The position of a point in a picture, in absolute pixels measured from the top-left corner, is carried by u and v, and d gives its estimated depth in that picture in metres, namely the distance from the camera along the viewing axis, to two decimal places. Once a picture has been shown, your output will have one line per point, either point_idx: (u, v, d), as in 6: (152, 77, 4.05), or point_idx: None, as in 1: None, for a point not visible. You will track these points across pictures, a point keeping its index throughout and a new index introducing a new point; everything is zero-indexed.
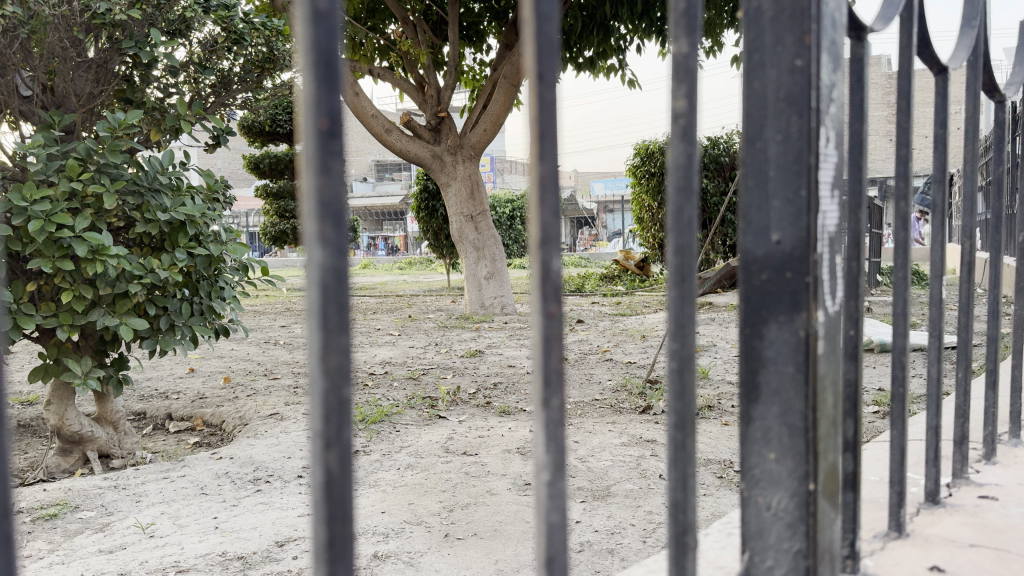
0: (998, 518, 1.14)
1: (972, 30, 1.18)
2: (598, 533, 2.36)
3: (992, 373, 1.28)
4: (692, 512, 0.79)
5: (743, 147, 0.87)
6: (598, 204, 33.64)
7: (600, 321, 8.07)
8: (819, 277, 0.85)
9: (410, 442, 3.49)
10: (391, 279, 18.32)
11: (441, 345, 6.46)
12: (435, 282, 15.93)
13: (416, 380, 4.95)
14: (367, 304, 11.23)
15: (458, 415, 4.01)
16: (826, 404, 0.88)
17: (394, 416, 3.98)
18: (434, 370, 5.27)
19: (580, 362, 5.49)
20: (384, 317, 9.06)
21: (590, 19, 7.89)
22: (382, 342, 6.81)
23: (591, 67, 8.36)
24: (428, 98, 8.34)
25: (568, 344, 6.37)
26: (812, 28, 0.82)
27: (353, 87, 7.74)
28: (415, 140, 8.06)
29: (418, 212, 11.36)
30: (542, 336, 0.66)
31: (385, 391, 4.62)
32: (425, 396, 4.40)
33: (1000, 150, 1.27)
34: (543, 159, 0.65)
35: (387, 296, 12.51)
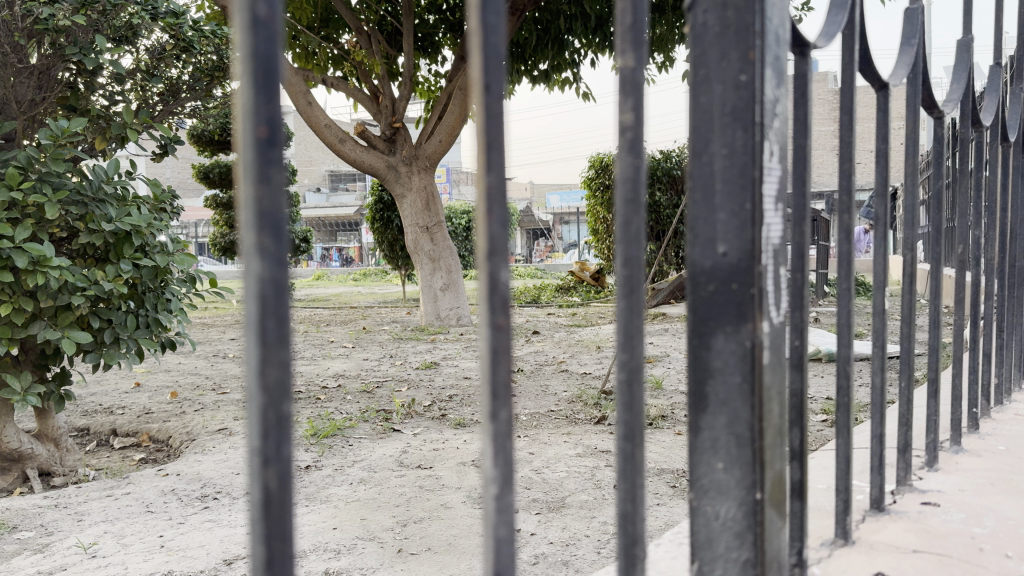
0: (940, 524, 1.16)
1: (911, 48, 1.21)
2: (553, 545, 2.36)
3: (933, 382, 1.31)
4: (640, 523, 0.79)
5: (691, 161, 0.88)
6: (555, 215, 33.78)
7: (556, 332, 8.09)
8: (763, 289, 0.86)
9: (363, 457, 3.45)
10: (344, 291, 18.11)
11: (396, 357, 6.41)
12: (390, 294, 15.81)
13: (370, 393, 4.90)
14: (320, 315, 11.09)
15: (413, 428, 3.98)
16: (772, 413, 0.89)
17: (347, 430, 3.94)
18: (388, 382, 5.22)
19: (535, 373, 5.50)
20: (336, 329, 8.93)
21: (545, 32, 7.96)
22: (335, 354, 6.75)
23: (545, 80, 8.39)
24: (383, 108, 8.30)
25: (524, 355, 6.38)
26: (755, 45, 0.84)
27: (306, 96, 7.70)
28: (370, 151, 7.99)
29: (373, 224, 11.29)
30: (489, 349, 0.66)
31: (338, 405, 4.57)
32: (380, 409, 4.37)
33: (939, 164, 1.31)
34: (489, 171, 0.65)
35: (339, 308, 12.37)
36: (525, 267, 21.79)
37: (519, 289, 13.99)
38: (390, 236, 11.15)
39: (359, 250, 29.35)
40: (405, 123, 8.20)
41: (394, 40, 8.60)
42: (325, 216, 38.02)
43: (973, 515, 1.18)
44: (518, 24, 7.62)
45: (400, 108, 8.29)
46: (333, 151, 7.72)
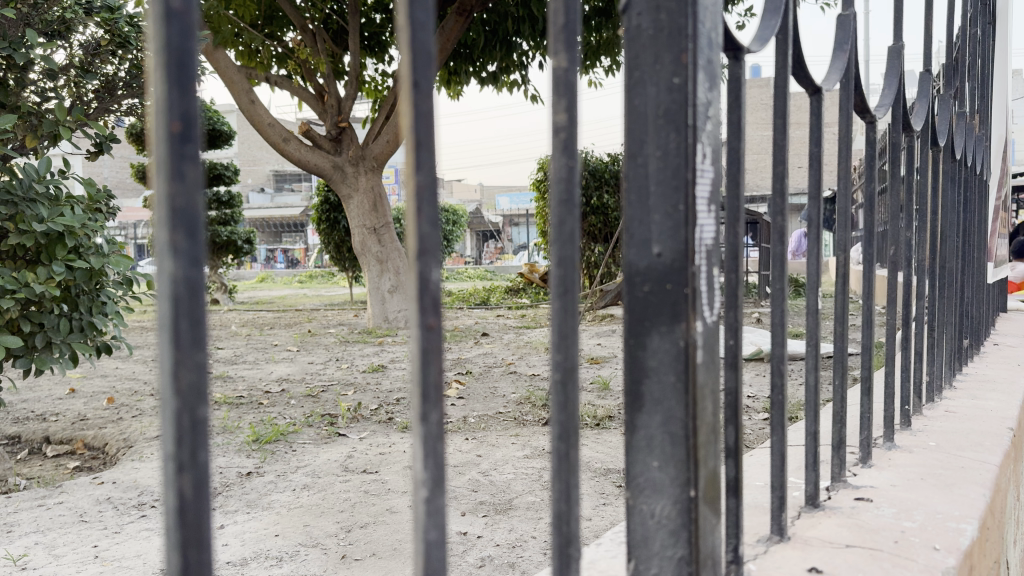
0: (873, 518, 1.18)
1: (844, 53, 1.24)
2: (499, 547, 2.35)
3: (867, 380, 1.33)
4: (574, 523, 0.79)
5: (626, 162, 0.89)
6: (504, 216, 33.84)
7: (505, 334, 8.10)
8: (697, 289, 0.87)
9: (307, 462, 3.39)
10: (290, 293, 17.86)
11: (342, 361, 6.35)
12: (337, 297, 15.65)
13: (315, 398, 4.83)
14: (265, 318, 10.90)
15: (359, 432, 3.94)
16: (706, 411, 0.90)
17: (291, 435, 3.88)
18: (334, 387, 5.16)
19: (484, 375, 5.49)
20: (282, 333, 8.79)
21: (493, 34, 7.96)
22: (279, 358, 6.65)
23: (493, 82, 8.40)
24: (328, 107, 8.25)
25: (473, 358, 6.37)
26: (688, 47, 0.85)
27: (249, 94, 7.62)
28: (315, 151, 7.89)
29: (320, 225, 11.17)
30: (420, 350, 0.65)
31: (282, 410, 4.50)
32: (324, 413, 4.31)
33: (872, 167, 1.34)
34: (419, 170, 0.64)
35: (285, 311, 12.18)
36: (473, 270, 21.78)
37: (469, 291, 13.97)
38: (337, 237, 11.04)
39: (306, 252, 28.95)
40: (351, 123, 8.13)
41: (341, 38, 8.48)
42: (272, 216, 37.42)
43: (904, 510, 1.21)
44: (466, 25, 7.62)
45: (346, 108, 8.22)
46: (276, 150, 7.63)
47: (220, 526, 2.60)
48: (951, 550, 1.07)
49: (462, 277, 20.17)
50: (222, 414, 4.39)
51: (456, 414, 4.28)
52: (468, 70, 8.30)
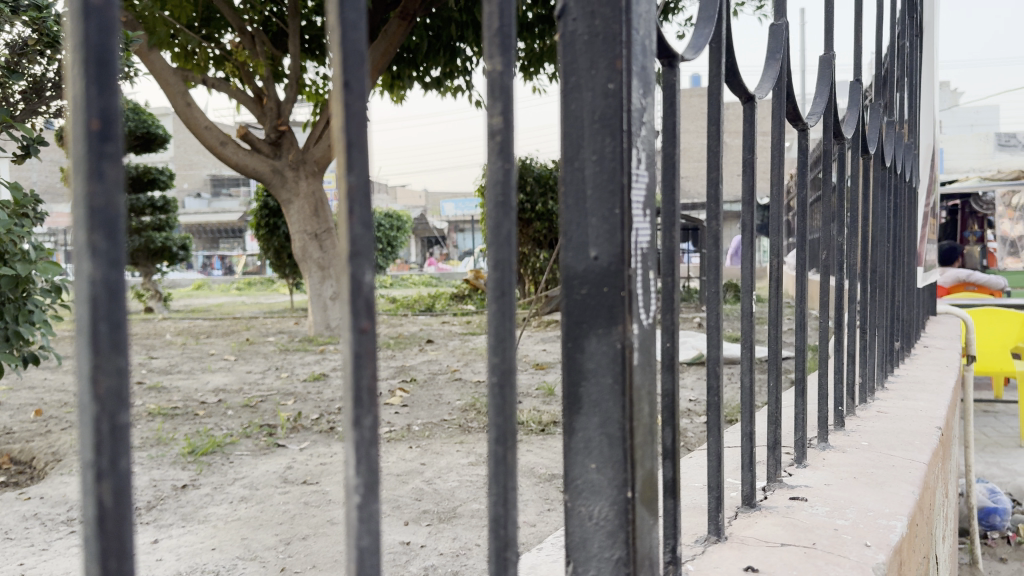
0: (806, 517, 1.20)
1: (776, 61, 1.27)
2: (443, 556, 2.34)
3: (801, 381, 1.36)
4: (512, 526, 0.79)
5: (564, 166, 0.90)
6: (449, 222, 33.85)
7: (449, 341, 8.08)
8: (633, 292, 0.88)
9: (244, 474, 3.32)
10: (228, 301, 17.48)
11: (282, 370, 6.24)
12: (277, 304, 15.42)
13: (253, 408, 4.74)
14: (201, 327, 10.63)
15: (298, 442, 3.87)
16: (643, 413, 0.91)
17: (228, 446, 3.79)
18: (273, 396, 5.07)
19: (428, 383, 5.47)
20: (218, 342, 8.58)
21: (436, 39, 7.93)
22: (216, 367, 6.50)
23: (436, 86, 8.39)
24: (267, 110, 8.04)
25: (417, 365, 6.34)
26: (622, 53, 0.86)
27: (185, 97, 7.44)
28: (253, 155, 7.77)
29: (259, 231, 10.99)
30: (353, 354, 0.64)
31: (218, 421, 4.40)
32: (263, 424, 4.23)
33: (803, 173, 1.37)
34: (350, 171, 0.63)
35: (222, 319, 11.89)
36: (417, 277, 21.75)
37: (413, 298, 13.92)
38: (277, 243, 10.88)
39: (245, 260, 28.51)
40: (291, 126, 8.00)
41: (280, 41, 8.37)
42: (210, 223, 36.58)
43: (836, 508, 1.24)
44: (408, 30, 7.56)
45: (286, 110, 7.95)
46: (213, 154, 7.56)
47: (154, 540, 2.52)
48: (881, 546, 1.10)
49: (405, 284, 20.12)
50: (155, 427, 4.26)
51: (399, 423, 4.24)
52: (411, 75, 8.31)
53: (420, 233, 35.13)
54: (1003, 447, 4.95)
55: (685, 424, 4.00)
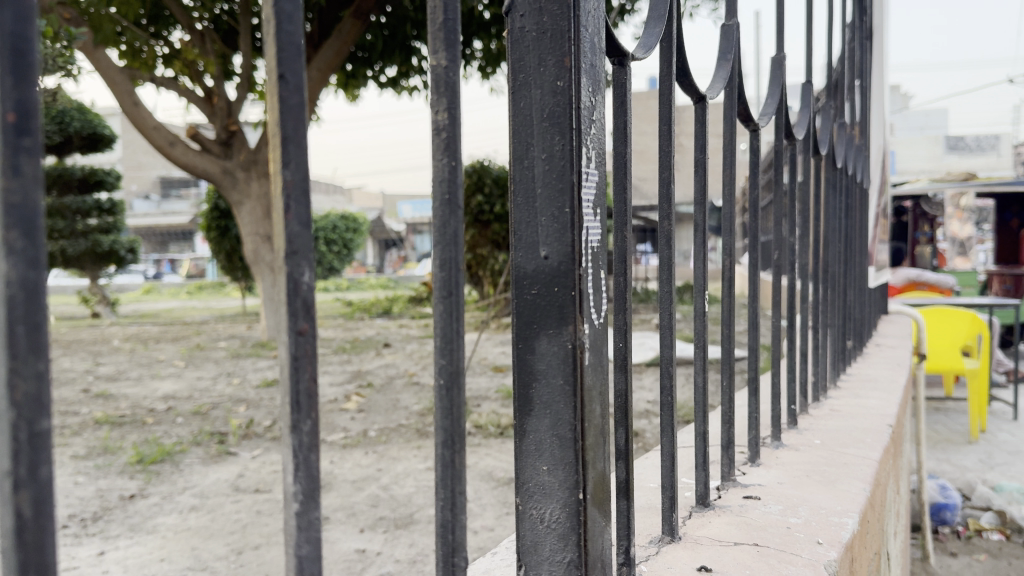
0: (760, 515, 1.20)
1: (727, 62, 1.27)
2: (399, 563, 2.31)
3: (753, 380, 1.37)
4: (460, 530, 0.77)
5: (513, 165, 0.89)
6: (407, 226, 33.80)
7: (407, 344, 8.04)
8: (584, 291, 0.87)
9: (195, 483, 3.24)
10: (178, 306, 17.20)
11: (234, 376, 6.14)
12: (228, 309, 15.21)
13: (204, 415, 4.65)
14: (151, 332, 10.41)
15: (250, 450, 3.80)
16: (594, 414, 0.90)
17: (177, 454, 3.71)
18: (225, 403, 4.98)
19: (386, 387, 5.43)
20: (169, 348, 8.40)
21: (391, 37, 7.70)
22: (165, 374, 6.37)
23: (391, 87, 8.39)
24: (217, 109, 7.80)
25: (374, 369, 6.29)
26: (570, 51, 0.85)
27: (132, 96, 7.30)
28: (203, 155, 7.68)
29: (210, 233, 10.83)
30: (290, 358, 0.61)
31: (167, 428, 4.31)
32: (214, 431, 4.15)
33: (756, 174, 1.38)
34: (287, 167, 0.60)
35: (172, 324, 11.65)
36: (374, 281, 21.67)
37: (371, 302, 13.84)
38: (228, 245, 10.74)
39: (198, 265, 28.07)
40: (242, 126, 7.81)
41: (232, 39, 8.19)
42: (160, 226, 35.87)
43: (789, 506, 1.24)
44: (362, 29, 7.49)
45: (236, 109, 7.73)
46: (162, 154, 7.46)
47: (100, 552, 2.44)
48: (833, 543, 1.10)
49: (362, 288, 20.04)
50: (101, 435, 4.15)
51: (355, 428, 4.20)
52: (366, 74, 8.30)
53: (377, 237, 34.92)
54: (952, 443, 5.07)
55: (639, 426, 4.02)
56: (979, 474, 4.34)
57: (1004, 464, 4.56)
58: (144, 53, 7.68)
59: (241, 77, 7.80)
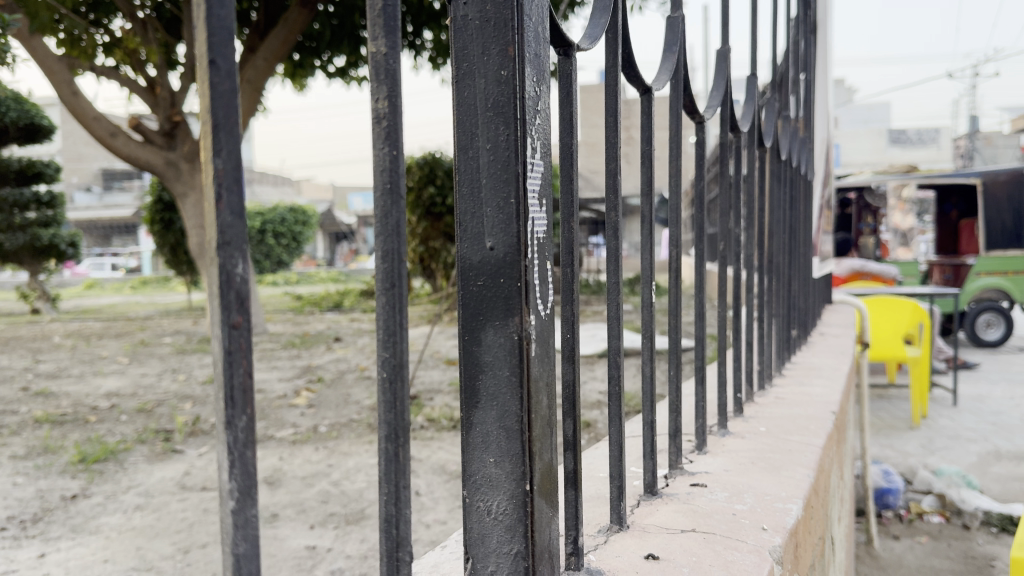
0: (706, 503, 1.22)
1: (672, 54, 1.27)
2: (350, 559, 2.29)
3: (700, 369, 1.38)
4: (405, 526, 0.76)
5: (457, 155, 0.88)
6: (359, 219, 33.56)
7: (358, 338, 7.97)
8: (530, 283, 0.86)
9: (139, 482, 3.17)
10: (120, 301, 16.81)
11: (180, 372, 6.02)
12: (173, 304, 14.92)
13: (148, 412, 4.55)
14: (92, 329, 10.13)
15: (197, 447, 3.73)
16: (541, 406, 0.90)
17: (121, 453, 3.62)
18: (169, 400, 4.88)
19: (336, 382, 5.39)
20: (112, 344, 8.17)
21: (340, 27, 7.56)
22: (109, 371, 6.21)
23: (341, 76, 8.25)
24: (160, 99, 7.59)
25: (325, 364, 6.24)
26: (513, 40, 0.84)
27: (71, 86, 7.08)
28: (146, 146, 7.50)
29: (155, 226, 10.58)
30: (224, 353, 0.55)
31: (110, 426, 4.20)
32: (159, 429, 4.06)
33: (701, 165, 1.39)
34: (217, 155, 0.54)
35: (115, 320, 11.35)
36: (325, 275, 21.49)
37: (321, 296, 13.71)
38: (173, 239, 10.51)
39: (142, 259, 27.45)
40: (186, 117, 7.61)
41: (174, 27, 7.96)
42: (102, 218, 34.92)
43: (735, 493, 1.26)
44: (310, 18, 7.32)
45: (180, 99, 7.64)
46: (103, 145, 7.26)
47: (40, 555, 2.38)
48: (778, 529, 1.12)
49: (312, 281, 19.86)
50: (41, 435, 4.03)
51: (305, 424, 4.15)
52: (314, 63, 8.16)
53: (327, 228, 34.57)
54: (895, 429, 5.21)
55: (588, 418, 4.05)
56: (921, 459, 4.47)
57: (944, 448, 4.70)
58: (83, 42, 7.42)
59: (184, 66, 7.60)
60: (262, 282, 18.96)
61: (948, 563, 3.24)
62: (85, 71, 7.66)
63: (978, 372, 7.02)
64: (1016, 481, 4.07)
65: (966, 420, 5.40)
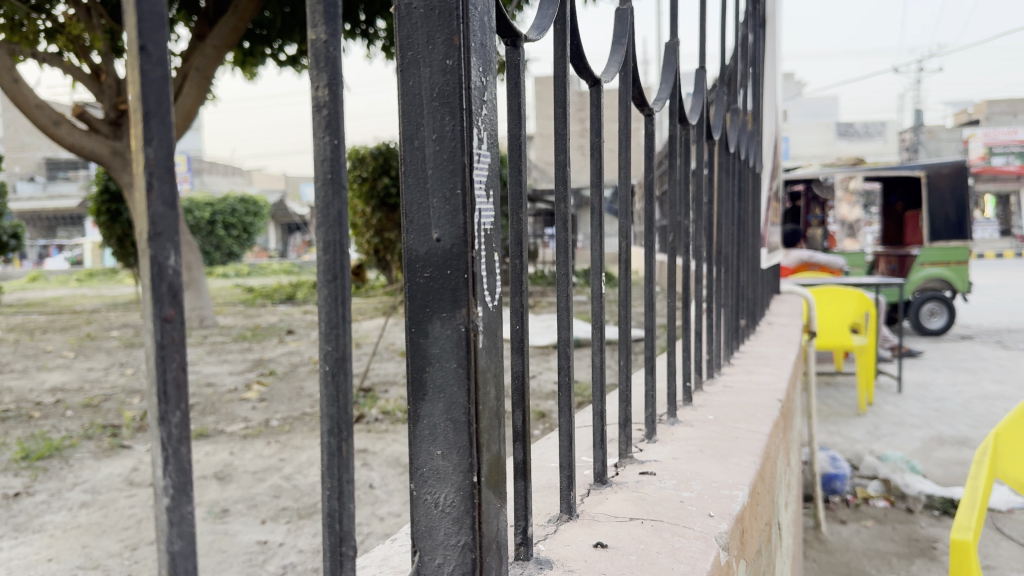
0: (655, 491, 1.23)
1: (622, 47, 1.27)
2: (303, 553, 2.27)
3: (650, 359, 1.39)
4: (348, 520, 0.75)
5: (402, 145, 0.87)
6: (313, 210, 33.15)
7: (312, 331, 7.90)
8: (477, 274, 0.86)
9: (85, 478, 3.10)
10: (66, 293, 16.37)
11: (127, 367, 5.89)
12: (121, 297, 14.58)
13: (94, 407, 4.45)
14: (36, 322, 9.85)
15: (145, 443, 3.66)
16: (488, 397, 0.89)
17: (66, 449, 3.53)
18: (116, 395, 4.77)
19: (288, 375, 5.33)
20: (57, 338, 7.96)
21: (291, 16, 7.35)
22: (53, 365, 6.04)
23: (292, 64, 8.10)
24: (105, 87, 7.40)
25: (277, 357, 6.16)
26: (458, 29, 0.84)
27: (11, 73, 6.88)
28: (91, 136, 7.32)
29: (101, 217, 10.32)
30: (156, 349, 0.51)
31: (54, 422, 4.10)
32: (106, 425, 3.98)
33: (651, 158, 1.39)
34: (148, 144, 0.50)
35: (60, 313, 11.06)
36: (278, 267, 21.21)
37: (274, 288, 13.51)
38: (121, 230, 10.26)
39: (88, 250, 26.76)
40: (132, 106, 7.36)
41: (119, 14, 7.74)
42: (47, 209, 33.92)
43: (683, 481, 1.27)
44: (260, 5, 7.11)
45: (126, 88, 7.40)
46: (46, 134, 7.06)
47: None
48: (723, 516, 1.13)
49: (265, 273, 19.58)
50: None
51: (257, 418, 4.10)
52: (265, 52, 8.00)
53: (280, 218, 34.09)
54: (842, 416, 5.33)
55: (542, 409, 4.07)
56: (867, 445, 4.58)
57: (890, 434, 4.83)
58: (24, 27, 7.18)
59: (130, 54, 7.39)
60: (213, 274, 18.63)
61: (892, 546, 3.33)
62: (26, 57, 7.42)
63: (922, 360, 7.23)
64: (957, 465, 4.20)
65: (911, 406, 5.55)
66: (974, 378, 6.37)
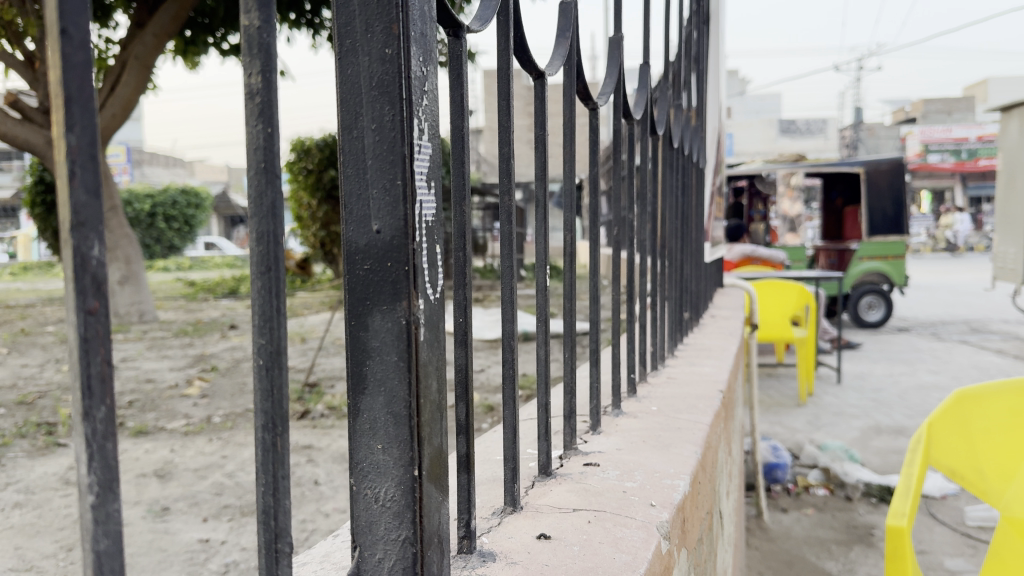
0: (598, 481, 1.24)
1: (566, 40, 1.27)
2: (245, 551, 2.24)
3: (594, 352, 1.40)
4: (284, 516, 0.73)
5: (341, 135, 0.85)
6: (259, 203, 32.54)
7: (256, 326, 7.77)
8: (418, 266, 0.86)
9: (19, 478, 3.00)
10: None
11: (63, 363, 5.72)
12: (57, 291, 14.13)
13: (28, 404, 4.32)
14: None
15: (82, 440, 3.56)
16: (429, 390, 0.89)
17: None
18: (51, 392, 4.63)
19: (231, 370, 5.24)
20: None
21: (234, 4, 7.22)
22: None
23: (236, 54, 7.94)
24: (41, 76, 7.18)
25: (220, 352, 6.05)
26: (397, 18, 0.83)
27: None
28: (25, 124, 7.08)
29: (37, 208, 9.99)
30: (78, 342, 0.48)
31: None
32: (40, 423, 3.85)
33: (595, 151, 1.40)
34: (68, 130, 0.47)
35: None
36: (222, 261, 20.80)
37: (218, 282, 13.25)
38: None
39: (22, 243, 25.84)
40: None
41: None
42: None
43: (626, 471, 1.28)
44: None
45: None
46: None
47: None
48: (665, 505, 1.15)
49: (208, 267, 19.18)
50: None
51: (199, 415, 4.02)
52: (208, 41, 7.83)
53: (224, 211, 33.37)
54: (784, 406, 5.46)
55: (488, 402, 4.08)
56: (807, 435, 4.70)
57: (829, 424, 4.96)
58: None
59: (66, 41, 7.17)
60: (154, 267, 18.16)
61: (832, 533, 3.43)
62: None
63: (860, 352, 7.44)
64: (893, 454, 4.33)
65: (850, 397, 5.71)
66: (910, 370, 6.58)
